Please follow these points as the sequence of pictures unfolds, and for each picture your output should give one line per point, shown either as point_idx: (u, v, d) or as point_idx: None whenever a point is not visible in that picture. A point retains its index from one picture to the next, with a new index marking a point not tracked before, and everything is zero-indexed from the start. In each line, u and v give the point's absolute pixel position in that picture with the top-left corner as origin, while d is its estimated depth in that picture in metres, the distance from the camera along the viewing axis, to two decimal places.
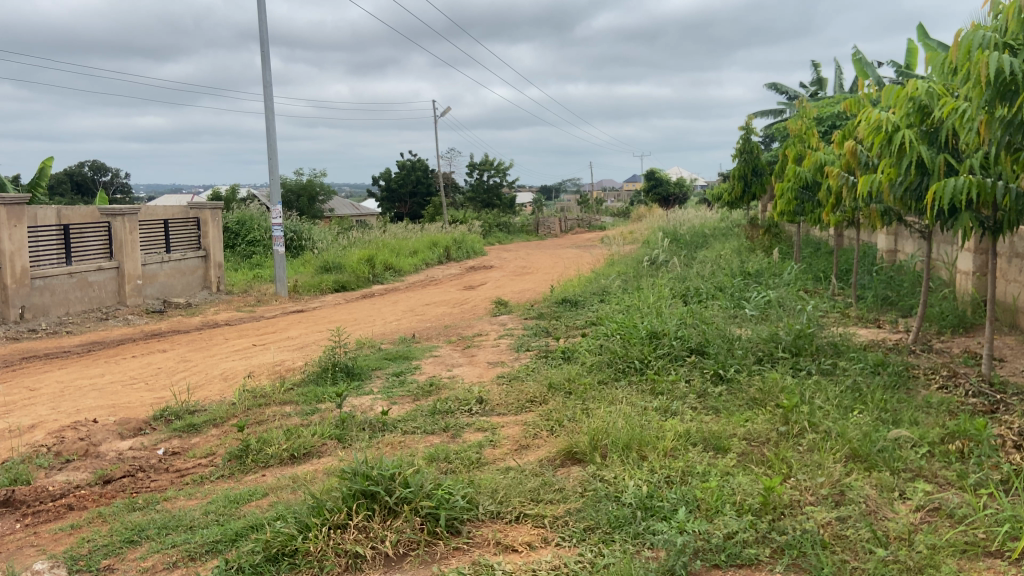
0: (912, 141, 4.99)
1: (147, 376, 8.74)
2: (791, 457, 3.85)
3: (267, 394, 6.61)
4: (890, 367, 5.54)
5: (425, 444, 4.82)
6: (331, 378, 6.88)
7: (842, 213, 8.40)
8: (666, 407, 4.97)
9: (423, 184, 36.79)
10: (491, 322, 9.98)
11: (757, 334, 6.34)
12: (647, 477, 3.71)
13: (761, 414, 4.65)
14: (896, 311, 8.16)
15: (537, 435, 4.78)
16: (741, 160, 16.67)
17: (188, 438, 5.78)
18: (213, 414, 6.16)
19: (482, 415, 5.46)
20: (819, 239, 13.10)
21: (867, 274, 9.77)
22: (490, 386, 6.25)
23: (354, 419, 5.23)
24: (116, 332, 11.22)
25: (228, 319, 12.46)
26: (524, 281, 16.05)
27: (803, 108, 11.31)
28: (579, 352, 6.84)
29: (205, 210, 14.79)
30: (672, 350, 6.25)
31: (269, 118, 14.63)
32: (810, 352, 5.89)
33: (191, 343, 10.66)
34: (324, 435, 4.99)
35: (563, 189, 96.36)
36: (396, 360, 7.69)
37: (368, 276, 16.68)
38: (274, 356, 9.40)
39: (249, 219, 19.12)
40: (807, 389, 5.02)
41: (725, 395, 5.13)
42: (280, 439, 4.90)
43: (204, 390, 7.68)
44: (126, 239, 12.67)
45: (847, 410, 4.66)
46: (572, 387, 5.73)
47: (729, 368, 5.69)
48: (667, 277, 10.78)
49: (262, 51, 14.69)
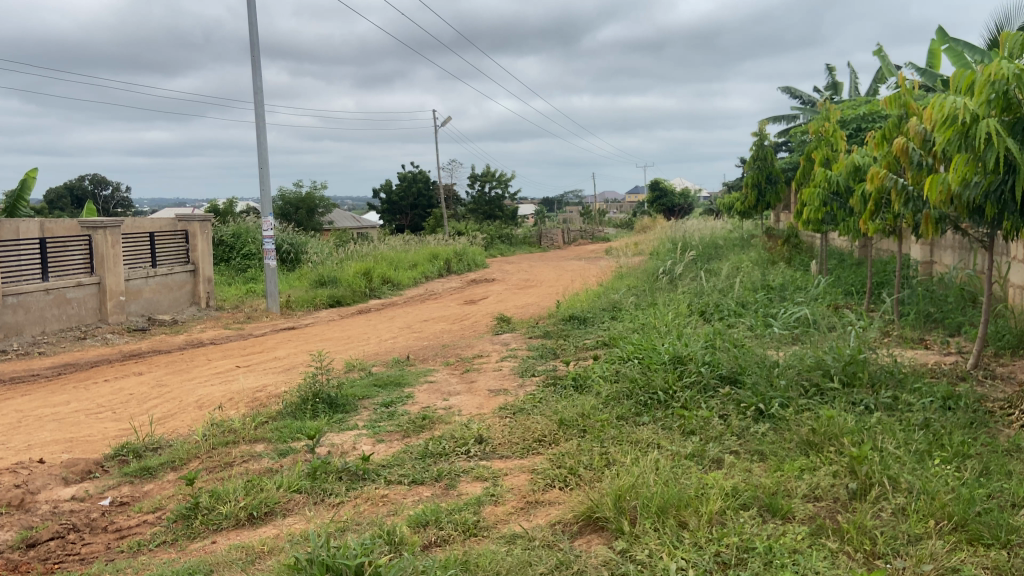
0: (999, 133, 4.14)
1: (115, 404, 7.91)
2: (873, 528, 3.06)
3: (237, 429, 5.77)
4: (963, 402, 4.71)
5: (412, 499, 3.99)
6: (312, 411, 6.04)
7: (882, 221, 7.56)
8: (701, 453, 4.13)
9: (424, 196, 36.14)
10: (492, 341, 9.17)
11: (799, 358, 5.51)
12: (694, 558, 2.90)
13: (822, 463, 3.83)
14: (942, 328, 7.34)
15: (547, 488, 3.96)
16: (754, 168, 15.89)
17: (141, 484, 4.97)
18: (173, 455, 5.34)
19: (482, 459, 4.62)
20: (843, 249, 12.29)
21: (904, 286, 8.95)
22: (491, 420, 5.41)
23: (328, 466, 4.37)
24: (91, 353, 10.40)
25: (214, 337, 11.63)
26: (527, 295, 15.25)
27: (828, 110, 10.45)
28: (593, 379, 6.00)
29: (194, 221, 13.97)
30: (700, 378, 5.44)
31: (260, 126, 13.90)
32: (864, 382, 5.05)
33: (170, 365, 9.84)
34: (290, 488, 4.15)
35: (566, 201, 95.85)
36: (386, 387, 6.84)
37: (365, 289, 15.86)
38: (254, 380, 8.57)
39: (245, 231, 18.40)
40: (871, 430, 4.18)
41: (772, 437, 4.31)
42: (238, 493, 4.08)
43: (172, 422, 6.85)
44: (108, 252, 11.84)
45: (925, 458, 3.85)
46: (587, 425, 4.88)
47: (770, 401, 4.87)
48: (684, 290, 9.98)
49: (252, 57, 13.97)
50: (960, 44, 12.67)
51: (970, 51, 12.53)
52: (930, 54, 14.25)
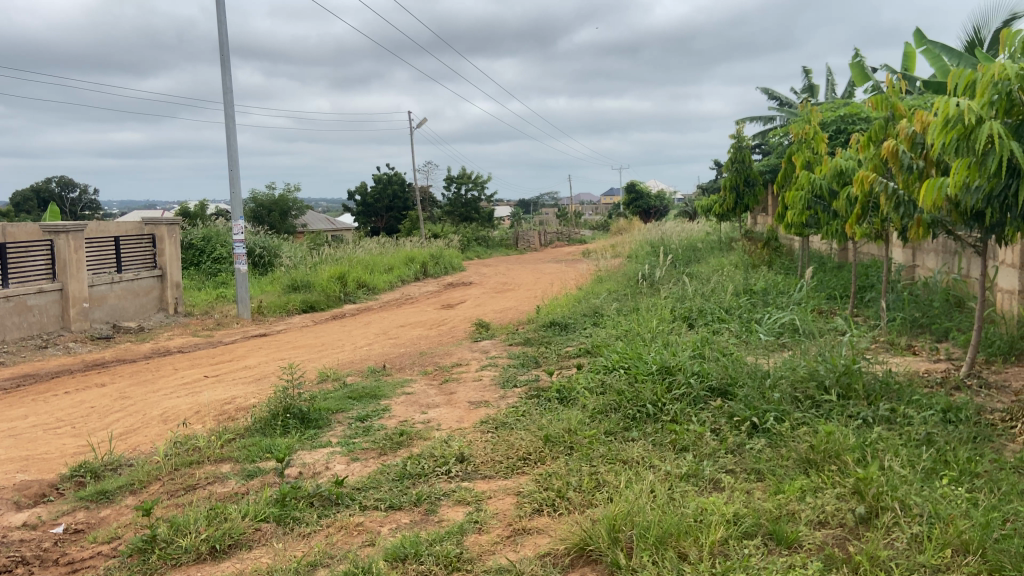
0: (1004, 136, 3.93)
1: (75, 418, 7.52)
2: (887, 559, 2.86)
3: (201, 447, 5.45)
4: (964, 414, 4.52)
5: (390, 528, 3.72)
6: (281, 427, 5.73)
7: (869, 225, 7.39)
8: (696, 473, 3.90)
9: (400, 198, 35.77)
10: (471, 349, 8.90)
11: (791, 368, 5.30)
12: None
13: (825, 484, 3.60)
14: (930, 334, 7.19)
15: (533, 514, 3.71)
16: (733, 171, 15.75)
17: (97, 510, 4.64)
18: (133, 477, 5.00)
19: (464, 479, 4.35)
20: (824, 252, 12.17)
21: (888, 290, 8.82)
22: (471, 436, 5.14)
23: (298, 491, 4.08)
24: (52, 363, 9.97)
25: (182, 345, 11.22)
26: (505, 299, 14.99)
27: (808, 111, 10.29)
28: (578, 391, 5.74)
29: (161, 225, 13.50)
30: (689, 391, 5.23)
31: (230, 127, 13.52)
32: (859, 394, 4.85)
33: (135, 375, 9.44)
34: (257, 517, 3.85)
35: (542, 203, 95.81)
36: (361, 400, 6.54)
37: (340, 294, 15.49)
38: (223, 391, 8.22)
39: (215, 235, 17.95)
40: (873, 446, 3.97)
41: (768, 453, 4.10)
42: (200, 523, 3.77)
43: (134, 438, 6.49)
44: (71, 258, 11.38)
45: (932, 478, 3.65)
46: (574, 441, 4.64)
47: (765, 415, 4.65)
48: (666, 295, 9.79)
49: (221, 56, 13.58)
50: (938, 47, 12.63)
51: (948, 53, 12.48)
52: (906, 57, 14.23)
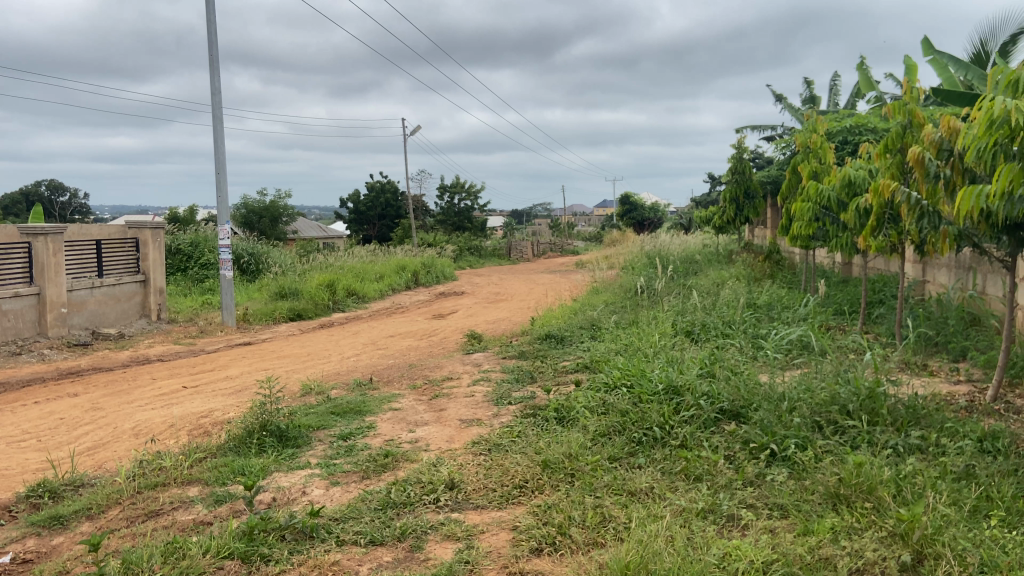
0: None
1: (42, 431, 7.05)
2: None
3: (169, 468, 5.00)
4: (1001, 444, 4.14)
5: (369, 567, 3.30)
6: (257, 447, 5.29)
7: (884, 238, 7.00)
8: (714, 509, 3.50)
9: (392, 206, 35.40)
10: (463, 361, 8.47)
11: (808, 391, 4.90)
12: None
13: (861, 523, 3.21)
14: (947, 354, 6.81)
15: (531, 553, 3.30)
16: (732, 181, 15.40)
17: (51, 537, 4.20)
18: (93, 501, 4.56)
19: (455, 509, 3.94)
20: (828, 266, 11.84)
21: (899, 306, 8.47)
22: (463, 458, 4.73)
23: (268, 523, 3.65)
24: (24, 371, 9.48)
25: (161, 354, 10.73)
26: (497, 310, 14.58)
27: (814, 121, 9.94)
28: (578, 411, 5.33)
29: (146, 229, 13.04)
30: (700, 413, 4.83)
31: (218, 128, 13.10)
32: (884, 419, 4.46)
33: (110, 385, 8.95)
34: (219, 553, 3.42)
35: (535, 214, 95.42)
36: (345, 416, 6.11)
37: (328, 302, 15.05)
38: (201, 403, 7.76)
39: (203, 240, 17.49)
40: (907, 480, 3.58)
41: (791, 485, 3.70)
42: (155, 559, 3.34)
43: (101, 454, 6.04)
44: (49, 262, 10.91)
45: (977, 518, 3.27)
46: (576, 468, 4.23)
47: (784, 442, 4.25)
48: (667, 308, 9.41)
49: (211, 55, 13.18)
50: (946, 57, 12.36)
51: (955, 64, 12.20)
52: (908, 69, 14.00)
